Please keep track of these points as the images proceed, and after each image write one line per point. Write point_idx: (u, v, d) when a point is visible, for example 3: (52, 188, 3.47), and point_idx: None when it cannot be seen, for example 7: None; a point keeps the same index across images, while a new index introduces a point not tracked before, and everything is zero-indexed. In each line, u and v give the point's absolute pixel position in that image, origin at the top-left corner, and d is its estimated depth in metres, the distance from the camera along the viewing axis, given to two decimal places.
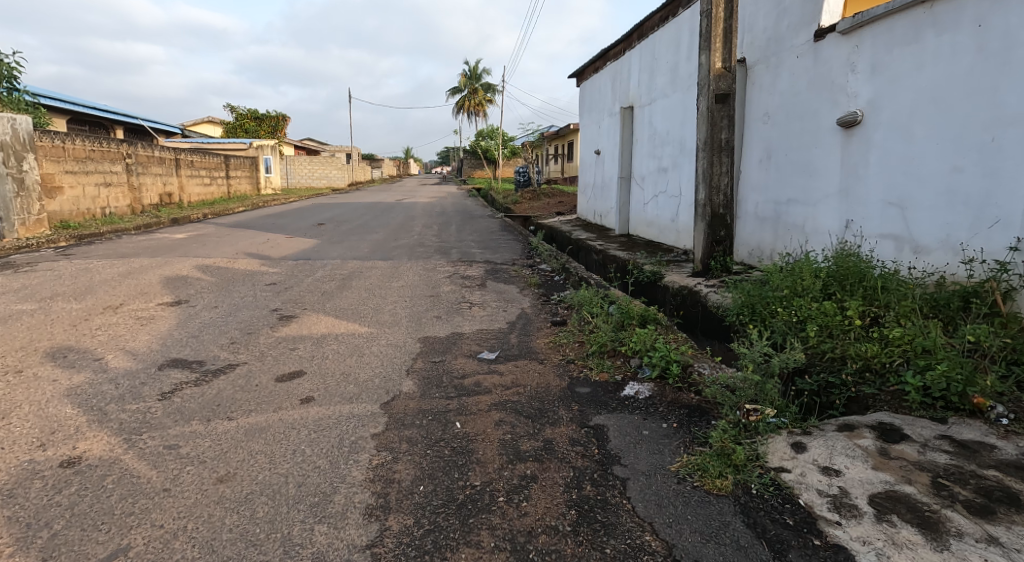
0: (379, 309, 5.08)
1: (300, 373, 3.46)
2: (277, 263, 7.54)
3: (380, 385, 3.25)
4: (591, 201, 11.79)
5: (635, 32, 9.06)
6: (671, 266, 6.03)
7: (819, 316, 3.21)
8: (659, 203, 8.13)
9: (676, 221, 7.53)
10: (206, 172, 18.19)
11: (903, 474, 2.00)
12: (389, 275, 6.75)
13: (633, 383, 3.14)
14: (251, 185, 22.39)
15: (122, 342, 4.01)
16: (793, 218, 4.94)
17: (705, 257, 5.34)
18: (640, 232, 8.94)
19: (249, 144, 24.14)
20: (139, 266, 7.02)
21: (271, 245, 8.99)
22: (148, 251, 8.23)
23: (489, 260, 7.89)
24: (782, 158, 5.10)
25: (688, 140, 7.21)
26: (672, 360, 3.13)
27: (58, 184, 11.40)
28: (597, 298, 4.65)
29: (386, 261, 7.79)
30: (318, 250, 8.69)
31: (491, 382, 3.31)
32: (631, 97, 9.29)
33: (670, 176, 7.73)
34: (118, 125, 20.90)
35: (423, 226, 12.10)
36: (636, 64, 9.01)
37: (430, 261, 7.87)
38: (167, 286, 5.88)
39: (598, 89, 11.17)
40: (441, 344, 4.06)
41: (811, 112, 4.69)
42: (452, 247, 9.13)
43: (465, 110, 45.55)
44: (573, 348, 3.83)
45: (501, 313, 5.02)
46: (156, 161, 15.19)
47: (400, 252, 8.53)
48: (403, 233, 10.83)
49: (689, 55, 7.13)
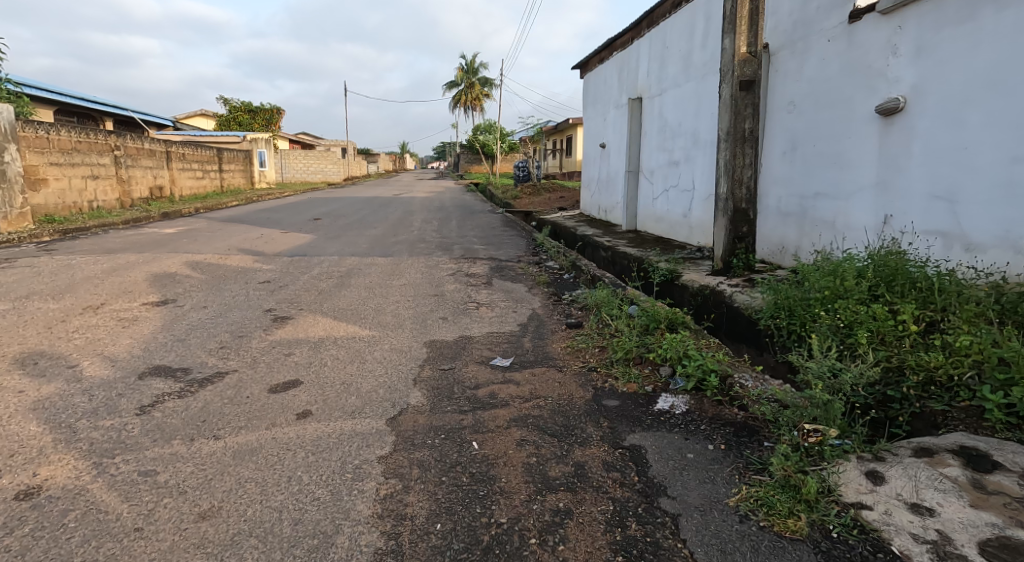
0: (381, 310, 4.75)
1: (296, 383, 3.13)
2: (271, 259, 7.21)
3: (386, 397, 2.93)
4: (596, 196, 11.47)
5: (644, 20, 8.74)
6: (688, 263, 5.73)
7: (869, 320, 2.92)
8: (670, 197, 7.83)
9: (689, 217, 7.22)
10: (198, 165, 17.78)
11: (1010, 513, 1.70)
12: (389, 273, 6.42)
13: (667, 395, 2.83)
14: (245, 179, 21.98)
15: (101, 348, 3.68)
16: (822, 214, 4.63)
17: (726, 255, 5.03)
18: (648, 228, 8.65)
19: (243, 137, 23.71)
20: (124, 262, 6.67)
21: (264, 240, 8.64)
22: (134, 246, 7.87)
23: (494, 257, 7.57)
24: (809, 149, 4.78)
25: (702, 132, 6.90)
26: (710, 370, 2.83)
27: (42, 176, 11.02)
28: (616, 299, 4.33)
29: (385, 257, 7.46)
30: (314, 245, 8.35)
31: (508, 393, 3.00)
32: (639, 88, 8.97)
33: (682, 170, 7.41)
34: (108, 116, 20.46)
35: (422, 221, 11.77)
36: (645, 54, 8.69)
37: (431, 258, 7.55)
38: (153, 285, 5.54)
39: (604, 81, 10.83)
40: (450, 349, 3.74)
41: (843, 100, 4.37)
42: (454, 243, 8.80)
43: (462, 104, 45.23)
44: (594, 354, 3.52)
45: (512, 314, 4.71)
46: (146, 154, 14.77)
47: (400, 249, 8.21)
48: (402, 229, 10.50)
49: (703, 42, 6.81)
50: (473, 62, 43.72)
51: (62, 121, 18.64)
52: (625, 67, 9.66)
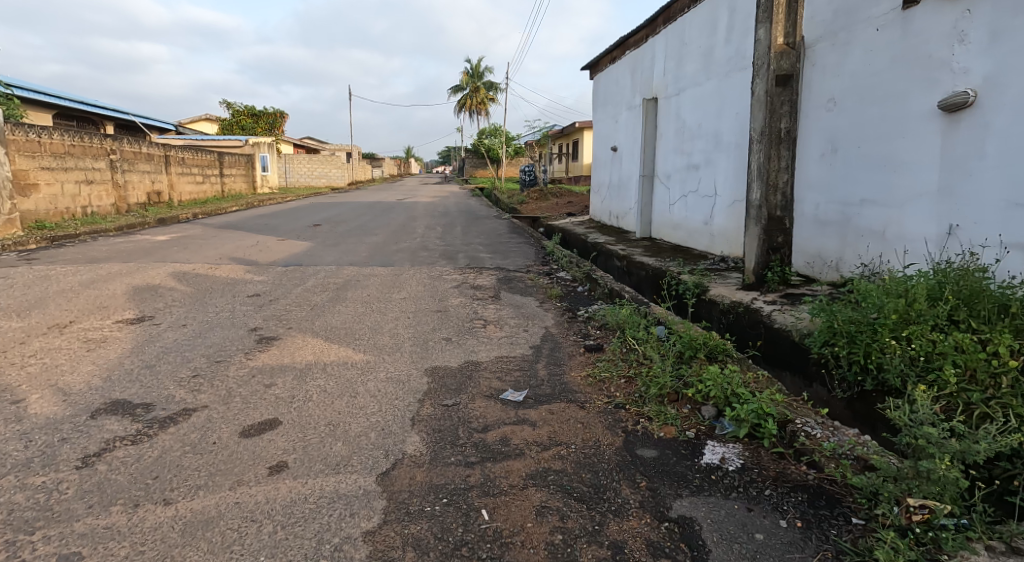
0: (378, 330, 4.29)
1: (273, 424, 2.67)
2: (264, 270, 6.76)
3: (377, 443, 2.47)
4: (607, 201, 11.02)
5: (660, 16, 8.28)
6: (715, 275, 5.27)
7: (953, 353, 2.43)
8: (688, 203, 7.38)
9: (710, 224, 6.76)
10: (198, 170, 17.41)
11: None
12: (389, 285, 5.96)
13: (714, 444, 2.34)
14: (247, 184, 21.60)
15: (56, 377, 3.23)
16: (868, 222, 4.14)
17: (760, 268, 4.56)
18: (665, 235, 8.20)
19: (245, 141, 23.35)
20: (107, 272, 6.23)
21: (259, 248, 8.20)
22: (121, 255, 7.44)
23: (501, 267, 7.11)
24: (853, 150, 4.29)
25: (724, 133, 6.44)
26: (766, 414, 2.33)
27: (33, 181, 10.63)
28: (641, 319, 3.86)
29: (385, 267, 7.00)
30: (312, 254, 7.91)
31: (522, 438, 2.53)
32: (654, 87, 8.51)
33: (702, 174, 6.95)
34: (108, 120, 20.14)
35: (425, 228, 11.33)
36: (661, 52, 8.24)
37: (434, 268, 7.09)
38: (132, 299, 5.10)
39: (616, 81, 10.38)
40: (454, 378, 3.27)
41: (894, 95, 3.89)
42: (459, 251, 8.34)
43: (467, 108, 44.92)
44: (621, 386, 3.05)
45: (523, 335, 4.24)
46: (144, 157, 14.37)
47: (401, 257, 7.76)
48: (405, 236, 10.05)
49: (726, 37, 6.35)
50: (478, 65, 43.44)
51: (61, 125, 18.32)
52: (639, 66, 9.20)
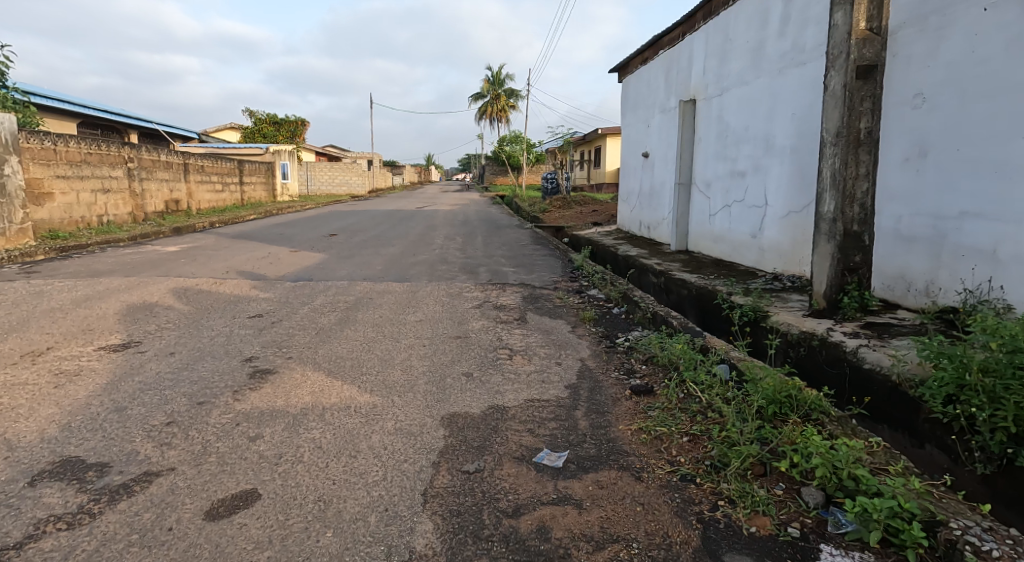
0: (388, 362, 3.74)
1: (250, 499, 2.13)
2: (272, 285, 6.26)
3: (377, 536, 1.91)
4: (638, 211, 10.44)
5: (700, 11, 7.71)
6: (775, 298, 4.69)
7: None
8: (732, 214, 6.79)
9: (758, 238, 6.17)
10: (218, 178, 17.16)
11: None
12: (405, 304, 5.43)
13: (836, 553, 1.77)
14: (267, 192, 21.41)
15: (9, 424, 2.72)
16: (971, 240, 3.52)
17: (833, 292, 3.95)
18: (704, 249, 7.62)
19: (267, 149, 23.16)
20: (103, 288, 5.76)
21: (270, 261, 7.73)
22: (124, 267, 7.00)
23: (527, 283, 6.55)
24: (951, 154, 3.66)
25: (776, 137, 5.86)
26: (908, 513, 1.77)
27: (47, 190, 10.31)
28: (700, 356, 3.27)
29: (402, 283, 6.47)
30: (325, 267, 7.41)
31: (566, 527, 1.95)
32: (693, 89, 7.94)
33: (750, 182, 6.36)
34: (132, 129, 20.04)
35: (445, 238, 10.81)
36: (701, 50, 7.66)
37: (454, 284, 6.54)
38: (123, 320, 4.61)
39: (648, 83, 9.81)
40: (477, 432, 2.71)
41: (1010, 88, 3.27)
42: (481, 264, 7.79)
43: (489, 116, 44.67)
44: (684, 449, 2.47)
45: (555, 369, 3.67)
46: (163, 166, 14.04)
47: (419, 272, 7.23)
48: (423, 247, 9.53)
49: (780, 30, 5.75)
50: (499, 73, 43.20)
51: (86, 134, 18.25)
52: (675, 66, 8.63)
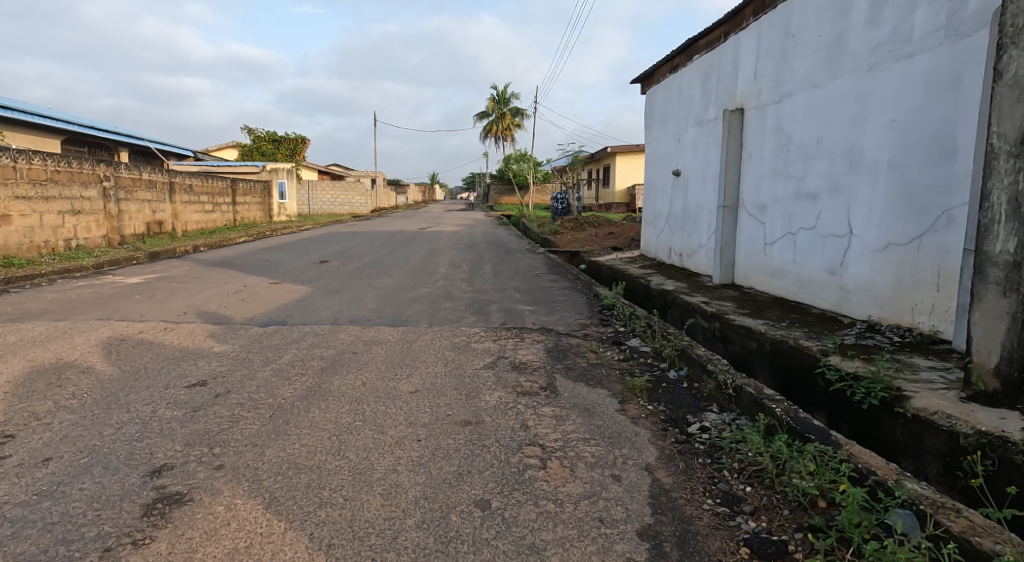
0: (363, 477, 2.52)
1: None
2: (236, 332, 5.04)
3: None
4: (668, 236, 9.32)
5: (749, 6, 6.62)
6: (899, 363, 3.54)
7: None
8: (800, 243, 5.68)
9: (840, 273, 5.04)
10: (207, 198, 16.04)
11: None
12: (397, 364, 4.21)
13: None
14: (262, 212, 20.37)
15: None
16: None
17: (1012, 369, 2.72)
18: (759, 283, 6.48)
19: (263, 167, 21.81)
20: (16, 338, 4.51)
21: (243, 297, 6.50)
22: (61, 306, 5.75)
23: (549, 330, 5.35)
24: None
25: (865, 151, 4.77)
26: None
27: (4, 212, 9.10)
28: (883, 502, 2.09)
29: (397, 330, 5.25)
30: (306, 306, 6.19)
31: None
32: (741, 96, 6.84)
33: (827, 205, 5.25)
34: (123, 146, 18.98)
35: (449, 266, 9.62)
36: (752, 50, 6.58)
37: (461, 329, 5.33)
38: (11, 394, 3.36)
39: (679, 92, 8.73)
40: None
41: None
42: (492, 302, 6.58)
43: (493, 135, 43.89)
44: None
45: (613, 493, 2.44)
46: (145, 185, 12.88)
47: (418, 312, 6.02)
48: (425, 278, 8.34)
49: (870, 18, 4.66)
50: (505, 92, 42.57)
51: (70, 151, 17.18)
52: (715, 71, 7.55)
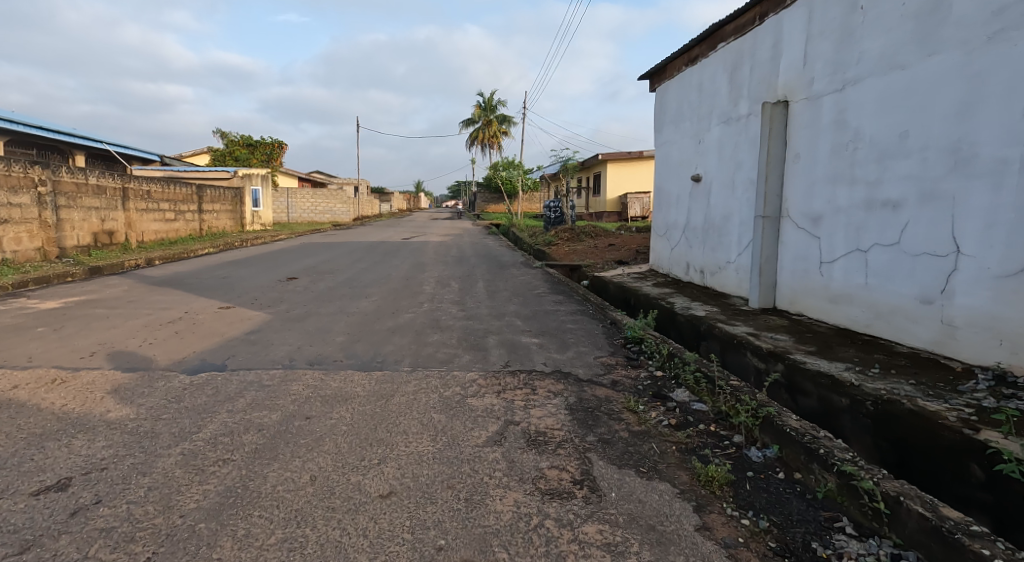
0: None
1: None
2: (151, 384, 3.79)
3: None
4: (685, 249, 8.23)
5: None
6: None
7: None
8: (874, 263, 4.58)
9: (941, 303, 3.95)
10: (168, 206, 14.65)
11: None
12: (365, 440, 3.02)
13: None
14: (233, 221, 19.00)
15: None
16: None
17: None
18: (812, 309, 5.39)
19: (234, 172, 20.09)
20: None
21: (178, 329, 5.25)
22: None
23: (565, 376, 4.21)
24: None
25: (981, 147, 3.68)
26: None
27: None
28: None
29: (369, 378, 4.05)
30: (255, 341, 4.95)
31: None
32: (785, 86, 5.77)
33: (917, 215, 4.16)
34: (78, 149, 17.47)
35: (435, 284, 8.45)
36: (800, 31, 5.52)
37: (453, 376, 4.16)
38: None
39: (700, 86, 7.66)
40: None
41: None
42: (489, 334, 5.42)
43: (480, 142, 42.83)
44: None
45: None
46: (91, 191, 11.50)
47: (398, 349, 4.83)
48: (407, 299, 7.14)
49: None
50: (491, 98, 41.59)
51: (16, 154, 15.68)
52: (747, 59, 6.48)
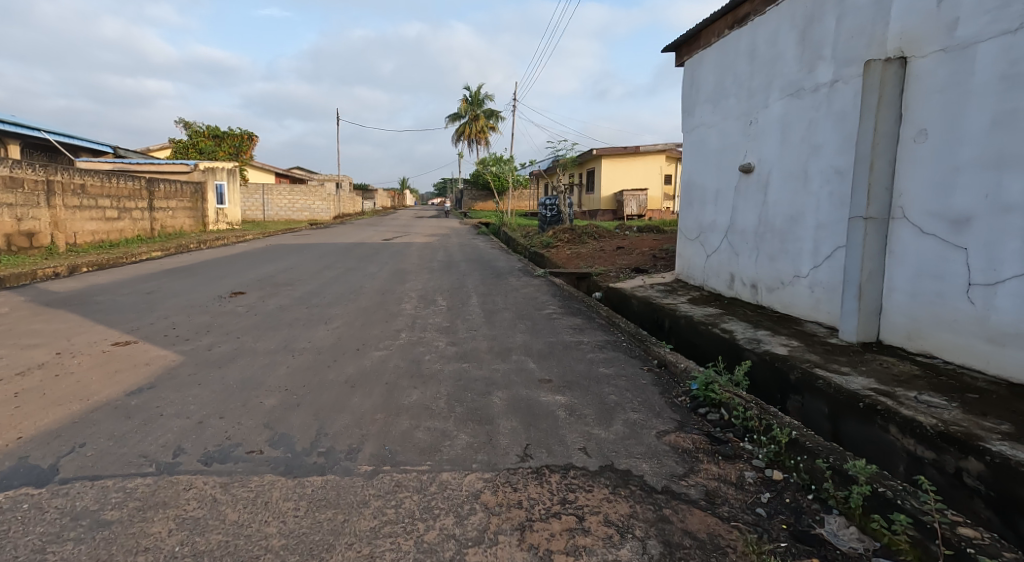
0: None
1: None
2: None
3: None
4: (730, 257, 6.64)
5: None
6: None
7: None
8: None
9: None
10: (109, 202, 12.80)
11: None
12: None
13: None
14: (193, 220, 17.16)
15: None
16: None
17: None
18: (951, 350, 3.82)
19: (195, 165, 18.19)
20: None
21: (26, 387, 3.54)
22: None
23: (625, 485, 2.59)
24: None
25: None
26: None
27: None
28: None
29: (298, 500, 2.41)
30: (135, 410, 3.27)
31: None
32: (899, 37, 4.15)
33: None
34: (11, 138, 15.46)
35: (418, 301, 6.79)
36: None
37: (440, 488, 2.53)
38: None
39: (756, 50, 6.04)
40: None
41: None
42: (492, 388, 3.79)
43: (466, 137, 41.09)
44: None
45: None
46: (4, 185, 9.65)
47: (356, 422, 3.18)
48: (378, 326, 5.46)
49: None
50: (478, 92, 39.84)
51: None
52: (833, 7, 4.85)
